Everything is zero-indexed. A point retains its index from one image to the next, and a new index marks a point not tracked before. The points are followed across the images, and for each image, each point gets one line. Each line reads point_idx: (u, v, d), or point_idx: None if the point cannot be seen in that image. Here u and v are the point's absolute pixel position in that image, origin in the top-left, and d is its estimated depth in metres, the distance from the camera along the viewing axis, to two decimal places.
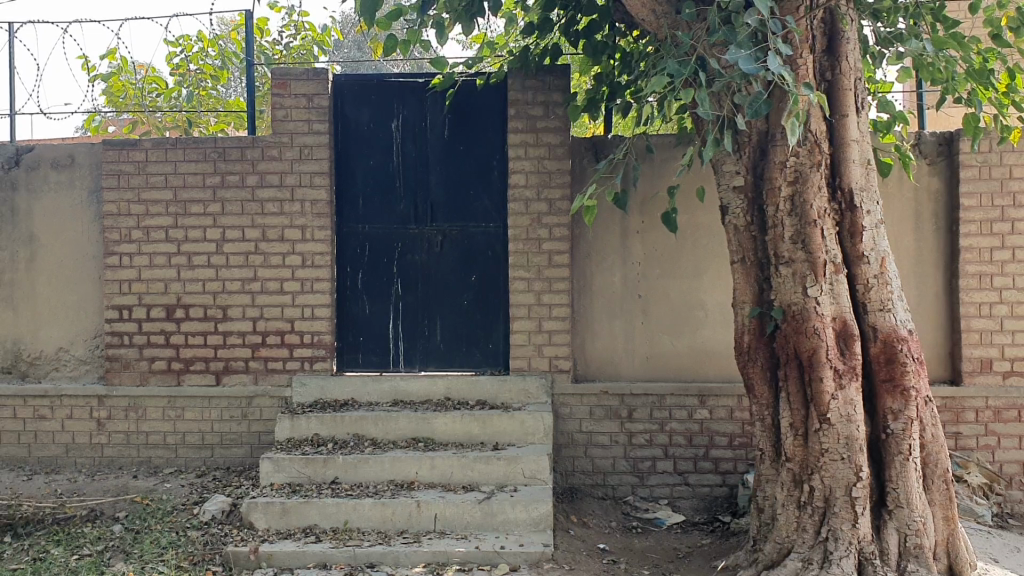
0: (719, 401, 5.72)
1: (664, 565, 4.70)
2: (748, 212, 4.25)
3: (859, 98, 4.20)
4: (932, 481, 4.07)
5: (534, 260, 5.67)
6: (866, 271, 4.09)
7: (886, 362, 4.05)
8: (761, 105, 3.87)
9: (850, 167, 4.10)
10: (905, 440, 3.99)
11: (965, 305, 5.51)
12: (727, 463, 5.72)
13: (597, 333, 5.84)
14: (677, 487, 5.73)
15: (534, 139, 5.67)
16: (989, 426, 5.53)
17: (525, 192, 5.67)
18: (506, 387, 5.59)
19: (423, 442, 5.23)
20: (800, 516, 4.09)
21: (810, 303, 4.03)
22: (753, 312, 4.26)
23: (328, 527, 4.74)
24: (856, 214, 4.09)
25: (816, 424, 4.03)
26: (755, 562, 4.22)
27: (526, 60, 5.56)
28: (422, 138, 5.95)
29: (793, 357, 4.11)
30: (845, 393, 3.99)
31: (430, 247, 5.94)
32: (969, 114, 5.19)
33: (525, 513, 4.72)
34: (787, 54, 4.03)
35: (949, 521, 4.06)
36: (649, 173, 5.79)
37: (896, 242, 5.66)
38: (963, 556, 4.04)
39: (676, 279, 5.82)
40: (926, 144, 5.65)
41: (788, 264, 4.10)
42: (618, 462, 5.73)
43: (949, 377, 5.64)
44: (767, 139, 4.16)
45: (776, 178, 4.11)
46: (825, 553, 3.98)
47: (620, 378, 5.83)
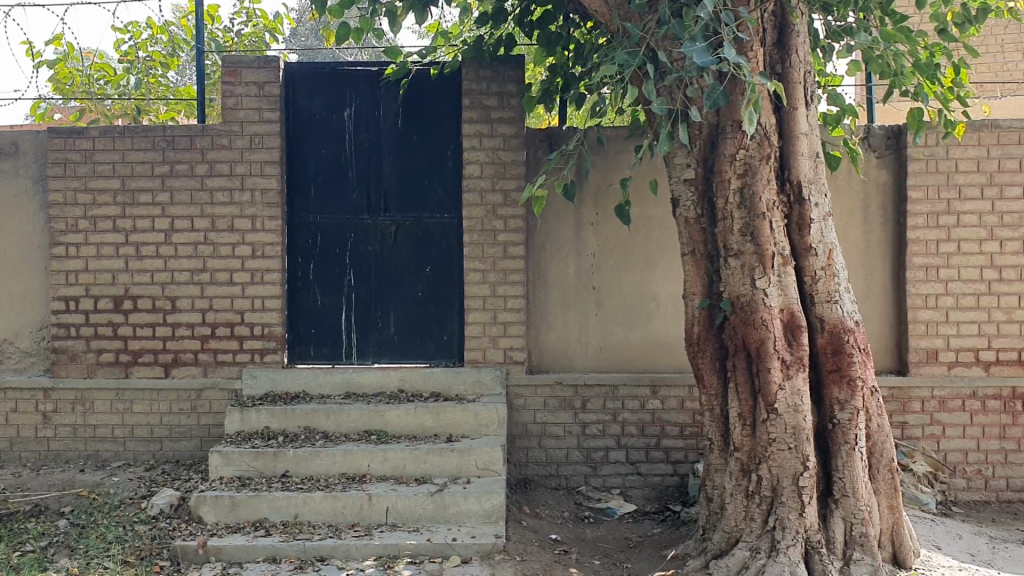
0: (670, 391, 5.75)
1: (615, 555, 4.69)
2: (699, 204, 4.27)
3: (808, 91, 4.25)
4: (877, 469, 4.13)
5: (489, 251, 5.65)
6: (814, 263, 4.13)
7: (833, 353, 4.09)
8: (720, 97, 3.92)
9: (799, 159, 4.14)
10: (852, 430, 4.03)
11: (912, 296, 5.58)
12: (678, 452, 5.76)
13: (551, 323, 5.84)
14: (629, 477, 5.75)
15: (489, 130, 5.65)
16: (934, 416, 5.60)
17: (480, 183, 5.64)
18: (461, 380, 5.55)
19: (376, 435, 5.20)
20: (748, 505, 4.11)
21: (758, 295, 4.06)
22: (703, 303, 4.28)
23: (278, 521, 4.69)
24: (804, 207, 4.14)
25: (764, 414, 4.06)
26: (703, 552, 4.23)
27: (479, 50, 5.54)
28: (375, 127, 5.90)
29: (742, 348, 4.14)
30: (793, 384, 4.02)
31: (383, 238, 5.88)
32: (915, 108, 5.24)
33: (478, 505, 4.70)
34: (739, 44, 4.05)
35: (894, 510, 4.12)
36: (603, 165, 5.80)
37: (845, 234, 5.71)
38: (907, 544, 4.10)
39: (629, 270, 5.84)
40: (874, 137, 5.70)
41: (737, 256, 4.12)
42: (571, 453, 5.73)
43: (895, 368, 5.71)
44: (718, 132, 4.18)
45: (727, 171, 4.13)
46: (773, 542, 4.00)
47: (574, 369, 5.84)
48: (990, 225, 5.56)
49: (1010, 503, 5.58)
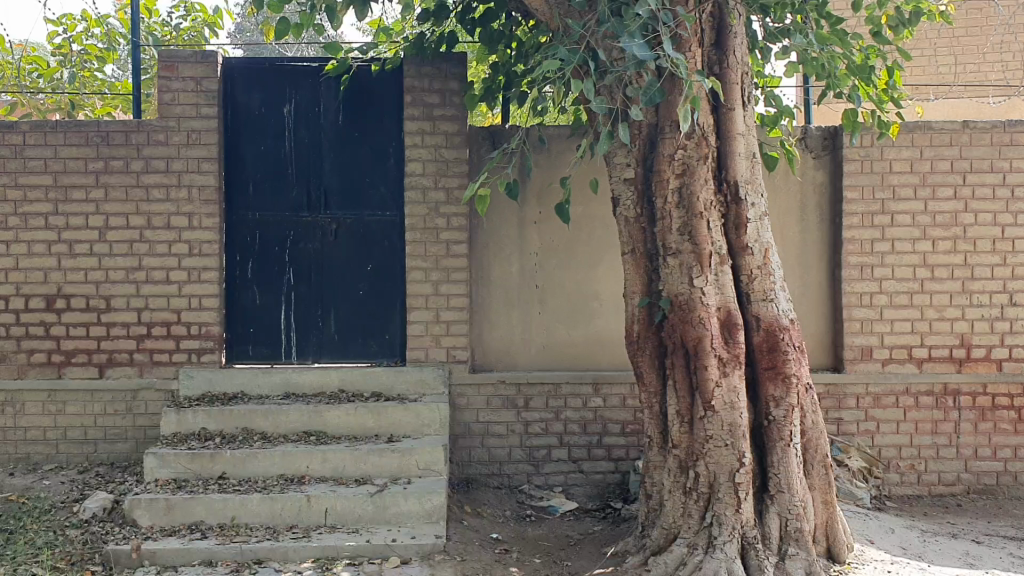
0: (612, 389, 5.77)
1: (556, 552, 4.69)
2: (639, 203, 4.29)
3: (745, 92, 4.29)
4: (812, 465, 4.19)
5: (431, 250, 5.62)
6: (750, 262, 4.17)
7: (768, 350, 4.14)
8: (656, 94, 3.99)
9: (736, 159, 4.18)
10: (787, 426, 4.09)
11: (847, 294, 5.68)
12: (619, 450, 5.78)
13: (494, 322, 5.83)
14: (571, 474, 5.76)
15: (431, 127, 5.61)
16: (869, 412, 5.70)
17: (422, 181, 5.61)
18: (402, 379, 5.51)
19: (315, 435, 5.14)
20: (686, 502, 4.14)
21: (696, 293, 4.10)
22: (642, 302, 4.30)
23: (215, 523, 4.62)
24: (741, 206, 4.18)
25: (701, 412, 4.09)
26: (642, 549, 4.25)
27: (422, 46, 5.51)
28: (315, 123, 5.83)
29: (680, 346, 4.17)
30: (729, 381, 4.06)
31: (324, 236, 5.82)
32: (849, 108, 5.32)
33: (419, 506, 4.67)
34: (677, 44, 4.09)
35: (829, 505, 4.18)
36: (545, 164, 5.81)
37: (783, 234, 5.79)
38: (840, 539, 4.17)
39: (572, 269, 5.85)
40: (811, 138, 5.79)
41: (676, 256, 4.15)
42: (513, 451, 5.73)
43: (831, 365, 5.80)
44: (657, 132, 4.20)
45: (665, 171, 4.16)
46: (710, 538, 4.03)
47: (517, 368, 5.84)
48: (923, 224, 5.67)
49: (941, 496, 5.70)
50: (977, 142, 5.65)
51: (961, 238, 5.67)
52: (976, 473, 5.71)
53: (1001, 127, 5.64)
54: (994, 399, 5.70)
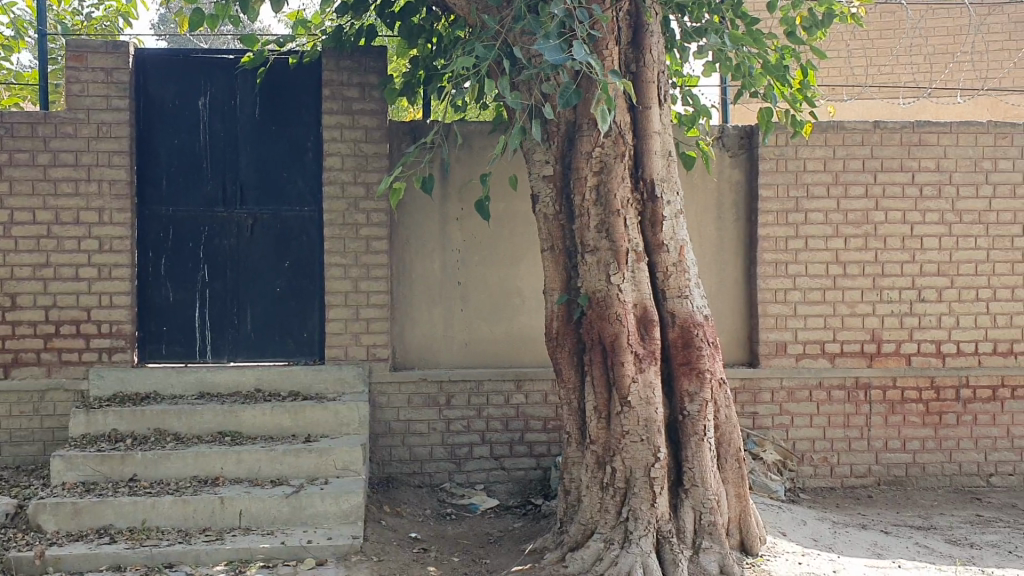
0: (534, 386, 5.77)
1: (475, 550, 4.67)
2: (557, 200, 4.29)
3: (661, 91, 4.33)
4: (725, 459, 4.25)
5: (351, 246, 5.55)
6: (666, 259, 4.21)
7: (683, 346, 4.18)
8: (572, 96, 3.95)
9: (652, 158, 4.22)
10: (701, 421, 4.14)
11: (762, 291, 5.78)
12: (541, 446, 5.78)
13: (415, 320, 5.78)
14: (493, 471, 5.74)
15: (350, 121, 5.54)
16: (783, 406, 5.81)
17: (341, 176, 5.53)
18: (320, 378, 5.43)
19: (230, 436, 5.03)
20: (603, 497, 4.16)
21: (613, 290, 4.11)
22: (560, 299, 4.31)
23: (124, 527, 4.49)
24: (657, 204, 4.22)
25: (618, 407, 4.12)
26: (560, 544, 4.25)
27: (339, 40, 5.44)
28: (231, 117, 5.71)
29: (598, 342, 4.19)
30: (645, 376, 4.09)
31: (240, 232, 5.70)
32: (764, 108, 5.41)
33: (336, 506, 4.61)
34: (594, 42, 4.09)
35: (741, 498, 4.24)
36: (466, 160, 5.78)
37: (700, 231, 5.87)
38: (753, 531, 4.24)
39: (493, 266, 5.83)
40: (729, 137, 5.87)
41: (593, 253, 4.16)
42: (435, 449, 5.69)
43: (747, 360, 5.90)
44: (574, 129, 4.21)
45: (583, 168, 4.16)
46: (626, 533, 4.06)
47: (439, 365, 5.80)
48: (835, 222, 5.80)
49: (853, 488, 5.83)
50: (888, 142, 5.80)
51: (872, 236, 5.81)
52: (886, 465, 5.86)
53: (909, 127, 5.80)
54: (903, 393, 5.85)
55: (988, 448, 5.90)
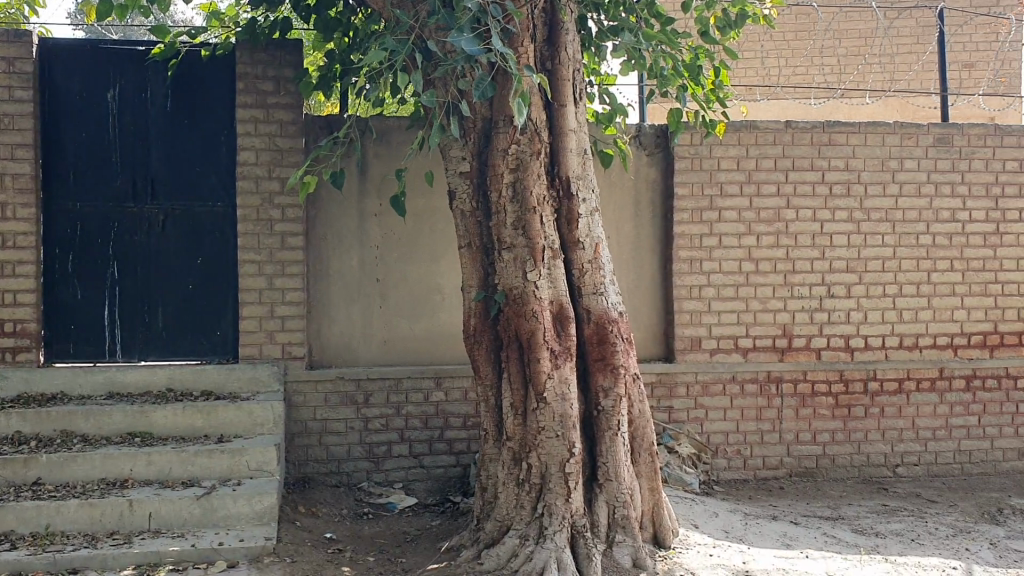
0: (454, 383, 5.75)
1: (391, 550, 4.64)
2: (474, 197, 4.29)
3: (576, 89, 4.34)
4: (639, 454, 4.32)
5: (265, 242, 5.46)
6: (581, 256, 4.24)
7: (598, 342, 4.22)
8: (488, 87, 3.93)
9: (568, 156, 4.23)
10: (615, 416, 4.18)
11: (678, 287, 5.86)
12: (461, 443, 5.76)
13: (333, 317, 5.72)
14: (412, 470, 5.71)
15: (265, 115, 5.45)
16: (698, 400, 5.90)
17: (255, 171, 5.44)
18: (235, 377, 5.33)
19: (140, 437, 4.91)
20: (519, 493, 4.17)
21: (530, 287, 4.12)
22: (477, 295, 4.30)
23: (27, 533, 4.34)
24: (572, 202, 4.23)
25: (534, 403, 4.13)
26: (476, 541, 4.25)
27: (253, 31, 5.37)
28: (141, 110, 5.57)
29: (514, 339, 4.19)
30: (561, 373, 4.12)
31: (150, 228, 5.55)
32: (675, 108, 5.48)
33: (248, 507, 4.53)
34: (508, 38, 4.10)
35: (654, 492, 4.31)
36: (385, 156, 5.73)
37: (617, 229, 5.93)
38: (666, 524, 4.31)
39: (412, 263, 5.80)
40: (645, 136, 5.94)
41: (510, 249, 4.16)
42: (352, 448, 5.64)
43: (664, 355, 5.98)
44: (491, 125, 4.20)
45: (499, 165, 4.16)
46: (541, 529, 4.07)
47: (357, 363, 5.75)
48: (748, 220, 5.91)
49: (765, 480, 5.97)
50: (798, 142, 5.93)
51: (783, 233, 5.94)
52: (797, 457, 6.00)
53: (819, 127, 5.94)
54: (813, 386, 6.00)
55: (894, 439, 6.08)
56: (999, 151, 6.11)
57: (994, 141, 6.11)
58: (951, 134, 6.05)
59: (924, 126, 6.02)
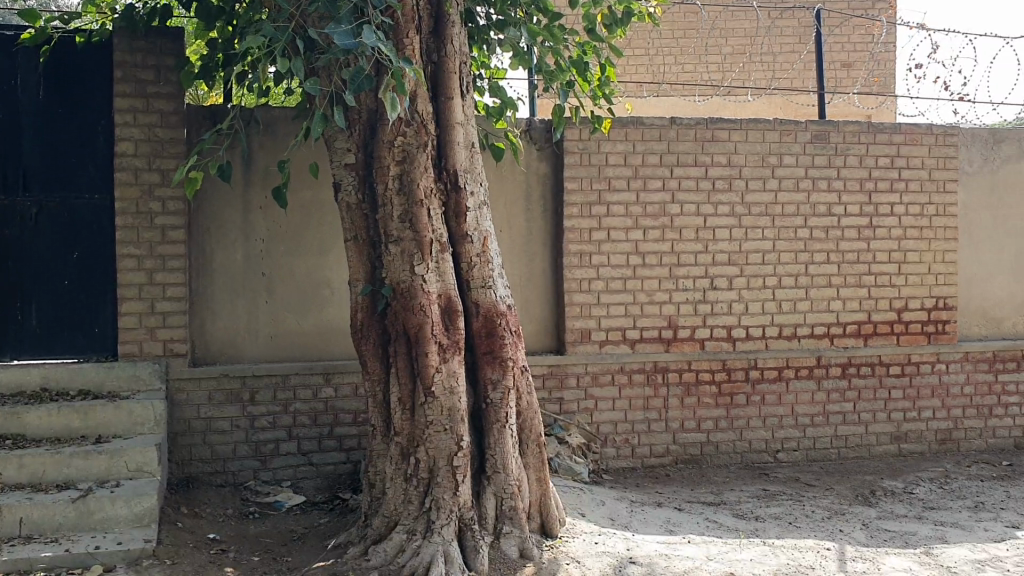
0: (343, 379, 5.68)
1: (276, 549, 4.56)
2: (359, 189, 4.22)
3: (463, 82, 4.33)
4: (527, 445, 4.36)
5: (145, 236, 5.29)
6: (470, 249, 4.23)
7: (487, 335, 4.23)
8: (363, 82, 3.87)
9: (455, 148, 4.22)
10: (503, 409, 4.21)
11: (568, 280, 5.92)
12: (350, 440, 5.70)
13: (218, 312, 5.58)
14: (301, 467, 5.62)
15: (144, 105, 5.28)
16: (588, 390, 5.99)
17: (134, 162, 5.26)
18: (114, 375, 5.15)
19: (11, 439, 4.70)
20: (406, 488, 4.14)
21: (417, 281, 4.09)
22: (364, 289, 4.25)
23: None
24: (460, 194, 4.22)
25: (422, 398, 4.11)
26: (363, 538, 4.21)
27: (132, 20, 5.16)
28: (12, 97, 5.31)
29: (402, 333, 4.16)
30: (449, 366, 4.11)
31: (23, 221, 5.31)
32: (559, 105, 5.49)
33: (127, 509, 4.38)
34: (390, 30, 4.06)
35: (542, 483, 4.36)
36: (271, 148, 5.61)
37: (508, 222, 5.97)
38: (553, 514, 4.36)
39: (301, 257, 5.70)
40: (535, 130, 5.98)
41: (397, 242, 4.13)
42: (238, 447, 5.52)
43: (555, 348, 6.05)
44: (376, 116, 4.15)
45: (385, 158, 4.12)
46: (429, 523, 4.06)
47: (243, 360, 5.63)
48: (635, 214, 6.01)
49: (653, 467, 6.09)
50: (683, 138, 6.07)
51: (668, 227, 6.06)
52: (682, 444, 6.15)
53: (703, 124, 6.08)
54: (698, 375, 6.15)
55: (775, 426, 6.29)
56: (871, 148, 6.37)
57: (867, 139, 6.36)
58: (827, 132, 6.28)
59: (802, 123, 6.23)
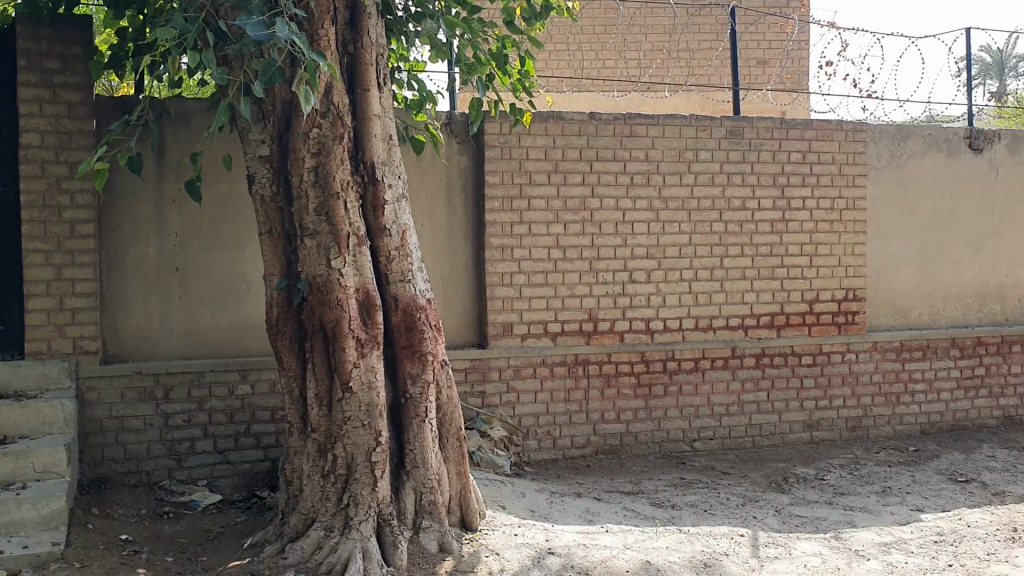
0: (260, 375, 5.60)
1: (191, 549, 4.48)
2: (274, 182, 4.16)
3: (380, 74, 4.30)
4: (447, 439, 4.36)
5: (52, 230, 5.13)
6: (388, 243, 4.21)
7: (406, 329, 4.21)
8: (275, 74, 3.82)
9: (373, 141, 4.18)
10: (422, 403, 4.19)
11: (490, 274, 5.93)
12: (268, 437, 5.61)
13: (130, 309, 5.45)
14: (217, 466, 5.52)
15: (51, 95, 5.11)
16: (510, 383, 6.01)
17: (41, 154, 5.09)
18: (21, 374, 4.99)
19: None
20: (324, 485, 4.11)
21: (334, 275, 4.05)
22: (280, 284, 4.19)
23: None
24: (378, 187, 4.19)
25: (339, 394, 4.07)
26: (280, 536, 4.16)
27: (37, 7, 4.99)
28: None
29: (319, 328, 4.11)
30: (367, 361, 4.08)
31: None
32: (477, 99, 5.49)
33: (33, 512, 4.24)
34: (303, 21, 4.00)
35: (462, 476, 4.37)
36: (185, 140, 5.49)
37: (430, 217, 5.94)
38: (473, 508, 4.37)
39: (217, 251, 5.60)
40: (455, 123, 5.97)
41: (313, 236, 4.08)
42: (152, 446, 5.40)
43: (477, 341, 6.06)
44: (291, 108, 4.09)
45: (301, 150, 4.06)
46: (347, 520, 4.03)
47: (157, 357, 5.51)
48: (555, 208, 6.04)
49: (573, 459, 6.15)
50: (602, 133, 6.12)
51: (588, 221, 6.12)
52: (602, 435, 6.22)
53: (621, 119, 6.15)
54: (617, 366, 6.22)
55: (692, 416, 6.40)
56: (784, 143, 6.52)
57: (780, 135, 6.50)
58: (741, 127, 6.40)
59: (717, 119, 6.35)
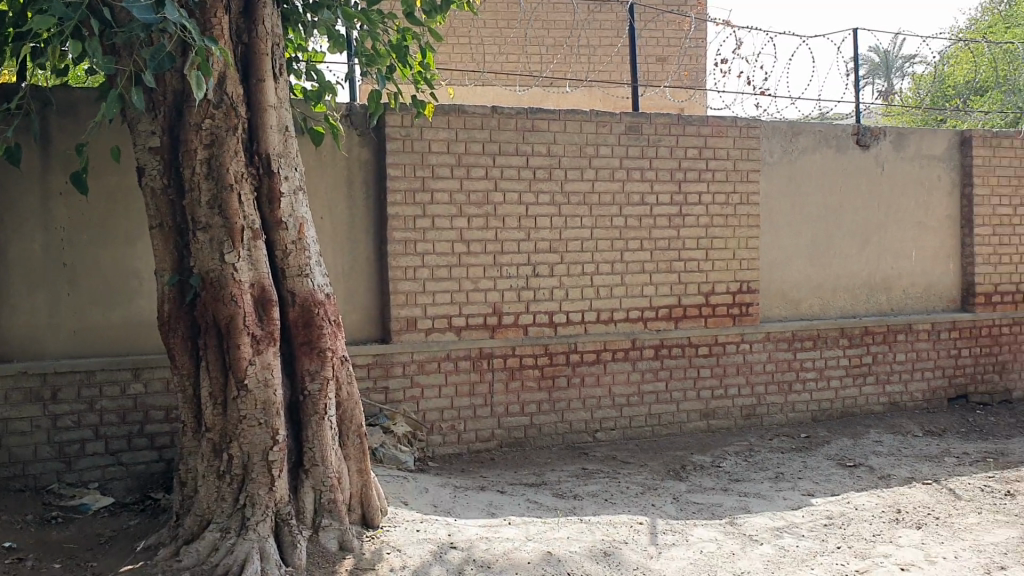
0: (154, 374, 5.44)
1: (80, 554, 4.33)
2: (165, 174, 4.04)
3: (276, 64, 4.21)
4: (347, 436, 4.32)
5: None
6: (284, 237, 4.13)
7: (304, 325, 4.15)
8: (164, 59, 3.75)
9: (268, 133, 4.10)
10: (321, 400, 4.14)
11: (392, 269, 5.89)
12: (163, 437, 5.46)
13: (14, 307, 5.23)
14: (110, 468, 5.34)
15: None
16: (414, 378, 5.98)
17: None
18: None
19: None
20: (219, 485, 4.01)
21: (228, 270, 3.96)
22: (171, 279, 4.08)
23: None
24: (273, 179, 4.11)
25: (235, 392, 3.98)
26: (174, 539, 4.05)
27: None
28: None
29: (213, 325, 4.01)
30: (263, 358, 4.00)
31: None
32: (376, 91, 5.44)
33: None
34: (193, 6, 3.90)
35: (363, 473, 4.34)
36: (72, 130, 5.28)
37: (331, 211, 5.85)
38: (373, 504, 4.34)
39: (107, 246, 5.41)
40: (356, 114, 5.89)
41: (206, 229, 3.98)
42: (39, 449, 5.20)
43: (380, 337, 6.01)
44: (182, 98, 3.98)
45: (192, 141, 3.96)
46: (243, 520, 3.95)
47: (44, 356, 5.30)
48: (458, 202, 6.04)
49: (477, 452, 6.16)
50: (504, 127, 6.13)
51: (490, 215, 6.13)
52: (506, 428, 6.24)
53: (523, 114, 6.17)
54: (521, 359, 6.26)
55: (594, 407, 6.49)
56: (682, 139, 6.64)
57: (678, 131, 6.63)
58: (640, 123, 6.50)
59: (617, 115, 6.43)
